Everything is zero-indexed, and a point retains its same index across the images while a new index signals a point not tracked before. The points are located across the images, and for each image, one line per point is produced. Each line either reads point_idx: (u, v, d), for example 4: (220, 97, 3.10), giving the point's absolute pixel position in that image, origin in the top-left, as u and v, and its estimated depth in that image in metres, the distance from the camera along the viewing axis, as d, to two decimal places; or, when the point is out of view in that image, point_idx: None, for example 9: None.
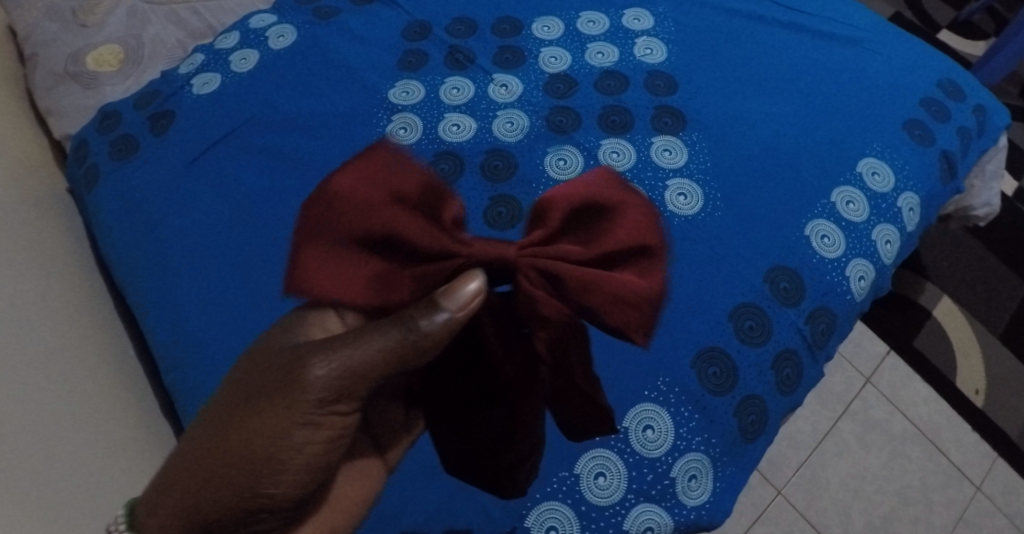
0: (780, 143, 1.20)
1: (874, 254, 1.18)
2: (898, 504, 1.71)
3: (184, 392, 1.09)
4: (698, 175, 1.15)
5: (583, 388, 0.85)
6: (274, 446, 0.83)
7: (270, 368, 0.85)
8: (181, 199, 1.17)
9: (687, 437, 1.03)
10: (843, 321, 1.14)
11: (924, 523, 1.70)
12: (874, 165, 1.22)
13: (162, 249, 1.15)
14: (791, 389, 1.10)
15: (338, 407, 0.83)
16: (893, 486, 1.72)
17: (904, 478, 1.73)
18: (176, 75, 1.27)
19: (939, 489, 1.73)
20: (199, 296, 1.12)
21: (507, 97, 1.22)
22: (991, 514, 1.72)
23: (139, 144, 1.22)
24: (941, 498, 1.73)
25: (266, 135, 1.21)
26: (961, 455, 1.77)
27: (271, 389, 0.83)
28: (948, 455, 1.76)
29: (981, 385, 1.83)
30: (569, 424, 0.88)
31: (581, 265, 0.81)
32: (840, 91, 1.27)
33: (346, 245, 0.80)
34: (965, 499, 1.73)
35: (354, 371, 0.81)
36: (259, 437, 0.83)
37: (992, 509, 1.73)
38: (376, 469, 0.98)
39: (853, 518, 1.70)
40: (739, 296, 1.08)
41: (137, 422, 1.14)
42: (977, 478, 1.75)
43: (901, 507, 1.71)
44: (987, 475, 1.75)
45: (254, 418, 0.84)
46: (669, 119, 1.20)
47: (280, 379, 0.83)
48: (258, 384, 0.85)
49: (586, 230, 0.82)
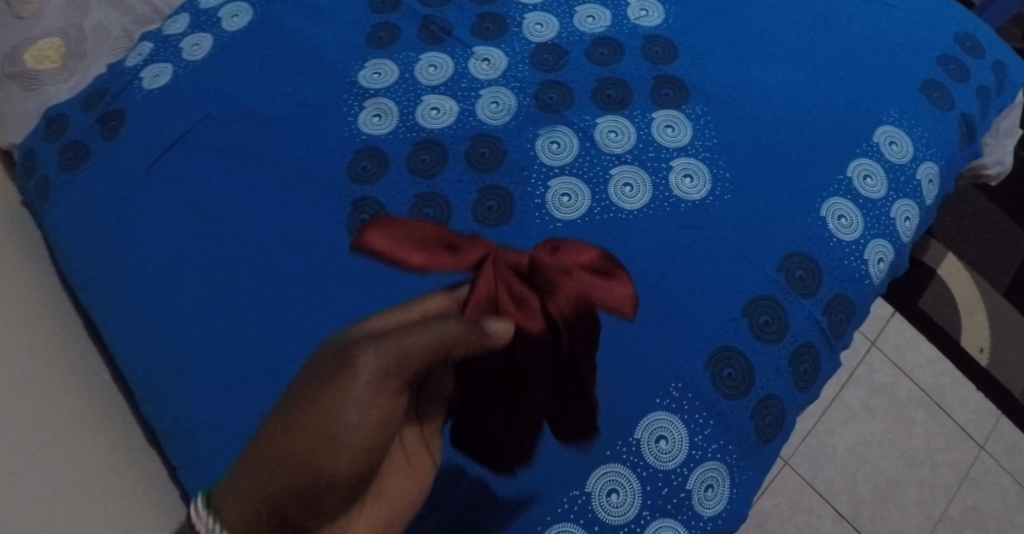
0: (788, 115, 1.10)
1: (895, 233, 1.09)
2: (904, 467, 1.64)
3: (165, 423, 1.02)
4: (704, 154, 1.05)
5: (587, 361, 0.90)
6: (322, 422, 0.68)
7: (316, 359, 0.72)
8: (142, 213, 1.09)
9: (702, 446, 0.95)
10: (861, 307, 1.06)
11: (929, 486, 1.63)
12: (891, 134, 1.12)
13: (126, 267, 1.07)
14: (809, 384, 1.01)
15: (392, 382, 0.69)
16: (898, 450, 1.65)
17: (909, 441, 1.66)
18: (123, 69, 1.17)
19: (944, 451, 1.66)
20: (169, 317, 1.04)
21: (490, 73, 1.11)
22: (995, 473, 1.66)
23: (89, 150, 1.13)
24: (946, 459, 1.65)
25: (227, 133, 1.11)
26: (965, 415, 1.70)
27: (318, 376, 0.70)
28: (952, 416, 1.69)
29: (987, 343, 1.76)
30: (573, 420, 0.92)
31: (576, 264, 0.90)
32: (852, 51, 1.16)
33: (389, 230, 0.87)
34: (970, 459, 1.66)
35: (404, 350, 0.70)
36: (306, 422, 0.69)
37: (996, 469, 1.66)
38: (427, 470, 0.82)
39: (860, 485, 1.62)
40: (755, 289, 0.99)
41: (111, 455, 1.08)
42: (981, 438, 1.68)
43: (907, 471, 1.64)
44: (992, 433, 1.69)
45: (301, 408, 0.69)
46: (670, 90, 1.10)
47: (326, 366, 0.70)
48: (304, 379, 0.71)
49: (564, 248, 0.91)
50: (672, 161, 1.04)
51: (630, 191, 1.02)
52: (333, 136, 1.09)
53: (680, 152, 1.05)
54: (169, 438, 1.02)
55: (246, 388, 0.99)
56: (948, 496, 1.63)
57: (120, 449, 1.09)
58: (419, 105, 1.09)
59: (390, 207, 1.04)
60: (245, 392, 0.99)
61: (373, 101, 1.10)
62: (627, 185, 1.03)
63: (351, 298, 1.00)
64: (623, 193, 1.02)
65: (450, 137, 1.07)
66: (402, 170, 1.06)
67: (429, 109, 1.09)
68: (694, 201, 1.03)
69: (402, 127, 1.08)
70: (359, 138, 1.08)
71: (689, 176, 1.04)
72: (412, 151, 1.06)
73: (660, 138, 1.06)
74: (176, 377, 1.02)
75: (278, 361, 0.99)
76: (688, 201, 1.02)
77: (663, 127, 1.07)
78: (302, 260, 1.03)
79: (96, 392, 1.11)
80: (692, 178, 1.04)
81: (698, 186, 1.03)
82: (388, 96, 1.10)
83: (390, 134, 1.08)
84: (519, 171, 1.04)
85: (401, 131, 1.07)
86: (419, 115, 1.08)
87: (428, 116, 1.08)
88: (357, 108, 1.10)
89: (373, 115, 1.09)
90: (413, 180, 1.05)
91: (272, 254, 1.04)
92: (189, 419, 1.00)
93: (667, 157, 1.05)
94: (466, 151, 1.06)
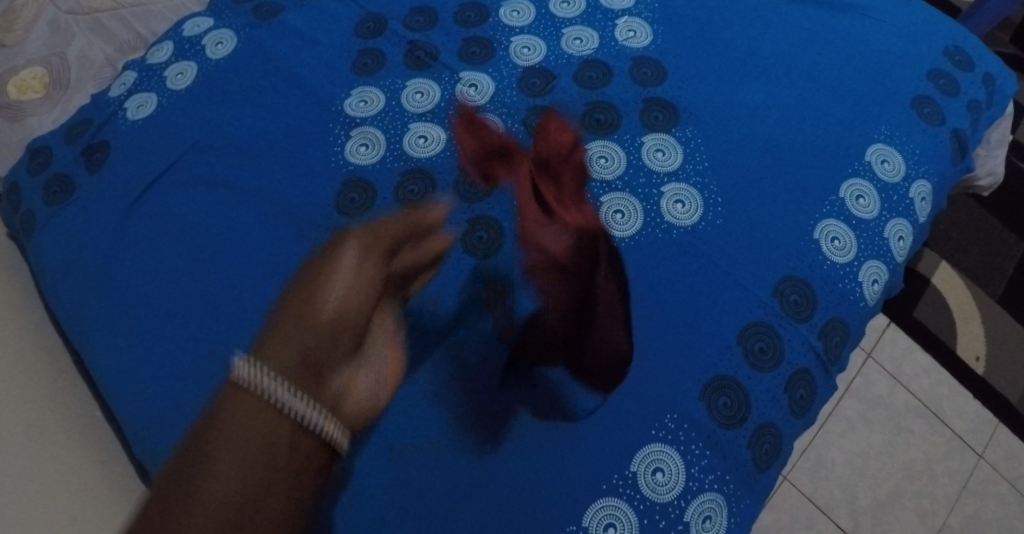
0: (779, 135, 1.08)
1: (889, 254, 1.08)
2: (903, 479, 1.59)
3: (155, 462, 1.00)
4: (695, 179, 1.05)
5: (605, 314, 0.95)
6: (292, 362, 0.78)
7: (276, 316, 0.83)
8: (128, 248, 1.07)
9: (699, 477, 0.95)
10: (857, 331, 1.05)
11: (928, 497, 1.58)
12: (883, 152, 1.10)
13: (113, 304, 1.05)
14: (805, 410, 1.01)
15: (334, 335, 0.80)
16: (897, 461, 1.60)
17: (907, 452, 1.61)
18: (107, 99, 1.16)
19: (943, 461, 1.60)
20: (157, 354, 1.02)
21: (478, 98, 1.11)
22: (995, 482, 1.60)
23: (74, 183, 1.12)
24: (945, 469, 1.60)
25: (212, 164, 1.10)
26: (963, 424, 1.64)
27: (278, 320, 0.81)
28: (949, 425, 1.63)
29: (983, 351, 1.70)
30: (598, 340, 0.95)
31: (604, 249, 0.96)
32: (841, 68, 1.15)
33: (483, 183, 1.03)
34: (969, 469, 1.60)
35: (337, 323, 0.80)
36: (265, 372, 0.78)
37: (996, 477, 1.60)
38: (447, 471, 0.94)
39: (860, 498, 1.57)
40: (748, 315, 0.99)
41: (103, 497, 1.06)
42: (979, 446, 1.62)
43: (906, 482, 1.58)
44: (990, 441, 1.63)
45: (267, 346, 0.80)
46: (660, 113, 1.09)
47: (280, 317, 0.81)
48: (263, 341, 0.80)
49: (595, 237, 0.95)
50: (663, 187, 1.04)
51: (621, 219, 1.02)
52: (319, 167, 1.08)
53: (671, 177, 1.05)
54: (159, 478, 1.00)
55: None
56: (948, 507, 1.58)
57: (113, 490, 1.08)
58: (406, 134, 1.09)
59: None
60: None
61: (360, 130, 1.10)
62: (617, 212, 1.03)
63: None
64: (614, 221, 1.02)
65: (439, 165, 1.06)
66: (390, 200, 1.05)
67: (417, 137, 1.08)
68: (686, 226, 1.02)
69: (390, 156, 1.08)
70: (347, 168, 1.08)
71: (681, 201, 1.03)
72: (400, 182, 1.06)
73: (651, 163, 1.05)
74: (166, 415, 1.00)
75: None
76: (679, 227, 1.02)
77: (654, 151, 1.06)
78: None
79: (92, 431, 1.11)
80: (683, 203, 1.03)
81: (689, 211, 1.03)
82: (374, 125, 1.10)
83: (378, 164, 1.07)
84: (555, 165, 1.00)
85: (389, 162, 1.07)
86: (406, 144, 1.08)
87: (415, 145, 1.08)
88: (343, 137, 1.09)
89: (359, 145, 1.09)
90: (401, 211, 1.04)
91: (260, 288, 1.03)
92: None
93: (658, 182, 1.04)
94: (454, 179, 1.05)
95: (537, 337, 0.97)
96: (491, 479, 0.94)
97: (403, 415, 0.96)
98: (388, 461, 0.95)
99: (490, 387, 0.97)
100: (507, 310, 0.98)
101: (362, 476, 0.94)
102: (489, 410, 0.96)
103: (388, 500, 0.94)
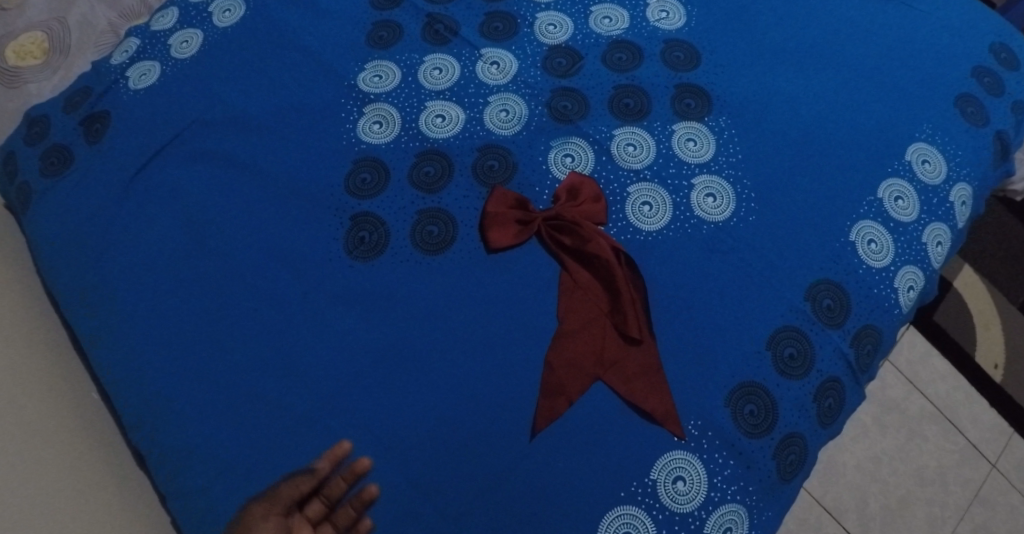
0: (815, 130, 1.03)
1: (926, 259, 1.02)
2: (914, 485, 1.43)
3: (157, 452, 0.95)
4: (728, 171, 0.99)
5: (645, 348, 0.92)
6: None
7: None
8: (127, 224, 1.01)
9: (721, 487, 0.90)
10: (888, 340, 1.00)
11: (939, 506, 1.42)
12: (924, 151, 1.05)
13: (111, 282, 1.00)
14: (832, 420, 0.96)
15: None
16: (908, 467, 1.44)
17: (919, 458, 1.45)
18: (108, 66, 1.10)
19: (956, 468, 1.45)
20: (159, 336, 0.97)
21: (499, 77, 1.05)
22: (1005, 492, 1.45)
23: (73, 155, 1.06)
24: (958, 478, 1.44)
25: (217, 139, 1.04)
26: (977, 431, 1.48)
27: None
28: (963, 432, 1.48)
29: (1001, 359, 1.54)
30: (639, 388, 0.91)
31: (634, 278, 0.94)
32: (883, 60, 1.09)
33: (516, 210, 0.96)
34: (981, 477, 1.45)
35: None
36: None
37: (1007, 488, 1.45)
38: (450, 475, 0.89)
39: (870, 503, 1.41)
40: (779, 319, 0.94)
41: (96, 480, 1.01)
42: (991, 455, 1.47)
43: (918, 490, 1.43)
44: (1004, 451, 1.47)
45: None
46: (692, 100, 1.03)
47: None
48: None
49: (627, 270, 0.94)
50: (694, 179, 0.99)
51: (648, 211, 0.97)
52: (331, 145, 1.02)
53: (703, 168, 0.99)
54: (159, 466, 0.95)
55: (239, 417, 0.93)
56: (959, 516, 1.42)
57: (106, 474, 1.03)
58: (423, 112, 1.03)
59: (392, 225, 0.98)
60: (239, 418, 0.93)
61: (374, 107, 1.04)
62: (645, 205, 0.97)
63: (351, 322, 0.95)
64: (642, 214, 0.97)
65: (457, 147, 1.01)
66: (404, 183, 0.99)
67: (434, 116, 1.03)
68: (717, 222, 0.97)
69: (405, 136, 1.02)
70: (359, 147, 1.02)
71: (712, 195, 0.98)
72: (417, 163, 1.00)
73: (681, 152, 1.00)
74: (168, 401, 0.95)
75: (270, 388, 0.93)
76: (709, 221, 0.97)
77: (684, 140, 1.01)
78: (295, 281, 0.97)
79: (84, 411, 1.06)
80: (715, 197, 0.98)
81: (721, 205, 0.98)
82: (389, 102, 1.04)
83: (392, 143, 1.01)
84: (587, 200, 0.96)
85: (403, 141, 1.01)
86: (423, 123, 1.02)
87: (432, 124, 1.02)
88: (356, 114, 1.04)
89: (373, 122, 1.03)
90: (416, 195, 0.99)
91: (265, 273, 0.98)
92: (181, 448, 0.94)
93: (688, 173, 0.99)
94: (474, 163, 1.00)
95: (569, 351, 0.91)
96: (503, 483, 0.89)
97: (412, 410, 0.91)
98: (395, 460, 0.90)
99: (502, 385, 0.91)
100: (526, 304, 0.94)
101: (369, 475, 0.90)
102: (500, 407, 0.90)
103: (391, 501, 0.89)
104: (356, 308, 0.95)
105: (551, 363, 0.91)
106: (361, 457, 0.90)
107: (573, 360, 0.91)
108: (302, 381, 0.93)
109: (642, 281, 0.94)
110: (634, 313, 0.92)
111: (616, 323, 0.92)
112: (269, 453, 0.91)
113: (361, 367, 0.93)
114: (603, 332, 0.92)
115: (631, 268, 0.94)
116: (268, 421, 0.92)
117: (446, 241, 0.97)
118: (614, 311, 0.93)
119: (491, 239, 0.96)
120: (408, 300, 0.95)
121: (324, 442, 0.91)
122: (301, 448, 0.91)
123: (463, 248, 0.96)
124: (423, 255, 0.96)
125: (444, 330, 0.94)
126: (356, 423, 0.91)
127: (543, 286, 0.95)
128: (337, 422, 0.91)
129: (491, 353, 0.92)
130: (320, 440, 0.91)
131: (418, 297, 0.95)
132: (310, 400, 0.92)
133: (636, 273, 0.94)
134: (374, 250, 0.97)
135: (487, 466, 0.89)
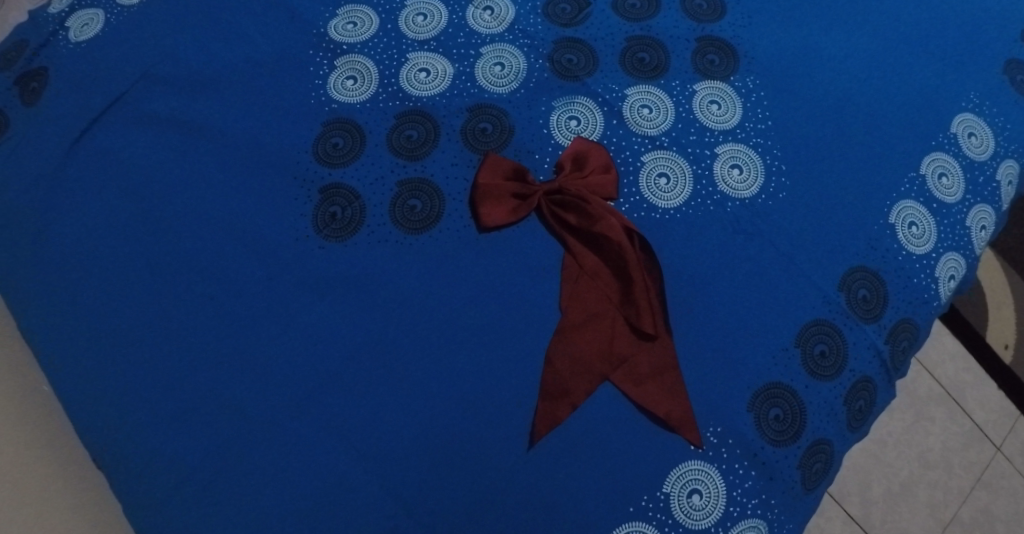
0: (853, 95, 0.90)
1: (969, 245, 0.90)
2: (919, 469, 1.31)
3: (99, 460, 0.82)
4: (755, 140, 0.87)
5: (660, 344, 0.80)
6: None
7: None
8: (64, 193, 0.87)
9: (742, 501, 0.79)
10: (923, 333, 0.89)
11: (943, 491, 1.30)
12: (970, 124, 0.92)
13: (46, 260, 0.86)
14: (861, 423, 0.86)
15: None
16: (913, 450, 1.32)
17: (925, 441, 1.32)
18: (45, 16, 0.95)
19: (961, 451, 1.32)
20: (101, 325, 0.83)
21: (494, 25, 0.91)
22: (1010, 477, 1.32)
23: (6, 118, 0.91)
24: (962, 461, 1.32)
25: (168, 97, 0.90)
26: (984, 414, 1.35)
27: None
28: (970, 415, 1.35)
29: (1012, 339, 1.40)
30: (653, 390, 0.79)
31: (648, 264, 0.81)
32: (928, 18, 0.96)
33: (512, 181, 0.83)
34: (985, 461, 1.32)
35: None
36: None
37: (1012, 471, 1.33)
38: (424, 481, 0.78)
39: (872, 487, 1.30)
40: (807, 313, 0.83)
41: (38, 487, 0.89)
42: (997, 438, 1.34)
43: (922, 474, 1.31)
44: (1010, 434, 1.35)
45: None
46: (716, 56, 0.90)
47: None
48: None
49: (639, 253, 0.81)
50: (717, 148, 0.86)
51: (665, 185, 0.85)
52: (297, 104, 0.88)
53: (728, 136, 0.87)
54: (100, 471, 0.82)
55: (190, 419, 0.80)
56: (960, 500, 1.30)
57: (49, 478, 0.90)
58: (404, 65, 0.89)
59: (368, 197, 0.85)
60: (189, 419, 0.80)
61: (346, 60, 0.90)
62: (661, 177, 0.85)
63: (313, 308, 0.82)
64: (657, 187, 0.84)
65: (442, 107, 0.87)
66: (383, 148, 0.86)
67: (417, 70, 0.89)
68: (743, 198, 0.85)
69: (383, 93, 0.88)
70: (330, 106, 0.88)
71: (738, 166, 0.86)
72: (398, 124, 0.87)
73: (703, 116, 0.87)
74: (113, 405, 0.82)
75: (225, 387, 0.80)
76: (734, 197, 0.85)
77: (707, 103, 0.88)
78: (251, 259, 0.84)
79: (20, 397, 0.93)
80: (741, 169, 0.86)
81: (748, 179, 0.86)
82: (365, 54, 0.90)
83: (368, 101, 0.88)
84: (594, 172, 0.84)
85: (382, 99, 0.88)
86: (404, 78, 0.89)
87: (415, 80, 0.88)
88: (327, 67, 0.90)
89: (347, 76, 0.89)
90: (396, 162, 0.86)
91: (218, 250, 0.84)
92: (125, 456, 0.81)
93: (711, 141, 0.86)
94: (464, 125, 0.87)
95: (574, 347, 0.80)
96: (489, 494, 0.77)
97: (387, 413, 0.79)
98: (361, 467, 0.78)
99: (491, 383, 0.79)
100: (521, 290, 0.82)
101: (324, 476, 0.78)
102: (491, 411, 0.79)
103: (355, 515, 0.77)
104: (326, 296, 0.82)
105: (552, 358, 0.79)
106: (327, 465, 0.78)
107: (578, 358, 0.79)
108: (264, 380, 0.80)
109: (657, 266, 0.81)
110: (646, 308, 0.80)
111: (628, 316, 0.80)
112: (222, 457, 0.79)
113: (329, 364, 0.81)
114: (611, 328, 0.80)
115: (644, 251, 0.82)
116: (223, 424, 0.80)
117: (431, 218, 0.84)
118: (623, 303, 0.81)
119: (482, 213, 0.83)
120: (384, 284, 0.82)
121: (280, 448, 0.79)
122: (256, 454, 0.79)
123: (450, 225, 0.84)
124: (404, 232, 0.84)
125: (428, 320, 0.81)
126: (319, 428, 0.79)
127: (541, 269, 0.82)
128: (293, 425, 0.79)
129: (480, 347, 0.80)
130: (277, 445, 0.79)
131: (396, 280, 0.82)
132: (267, 401, 0.80)
133: (651, 258, 0.81)
134: (347, 227, 0.84)
135: (474, 478, 0.78)
